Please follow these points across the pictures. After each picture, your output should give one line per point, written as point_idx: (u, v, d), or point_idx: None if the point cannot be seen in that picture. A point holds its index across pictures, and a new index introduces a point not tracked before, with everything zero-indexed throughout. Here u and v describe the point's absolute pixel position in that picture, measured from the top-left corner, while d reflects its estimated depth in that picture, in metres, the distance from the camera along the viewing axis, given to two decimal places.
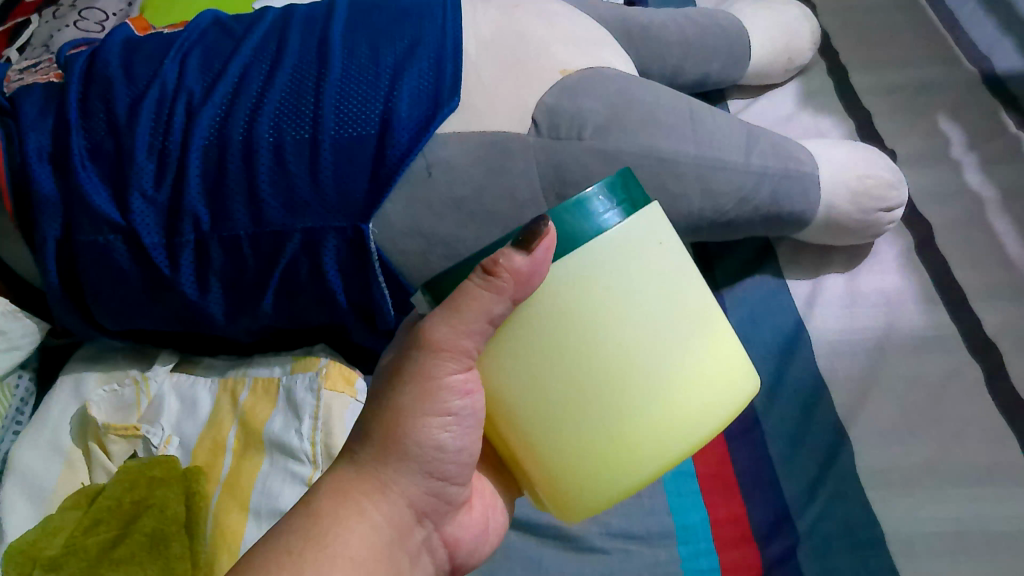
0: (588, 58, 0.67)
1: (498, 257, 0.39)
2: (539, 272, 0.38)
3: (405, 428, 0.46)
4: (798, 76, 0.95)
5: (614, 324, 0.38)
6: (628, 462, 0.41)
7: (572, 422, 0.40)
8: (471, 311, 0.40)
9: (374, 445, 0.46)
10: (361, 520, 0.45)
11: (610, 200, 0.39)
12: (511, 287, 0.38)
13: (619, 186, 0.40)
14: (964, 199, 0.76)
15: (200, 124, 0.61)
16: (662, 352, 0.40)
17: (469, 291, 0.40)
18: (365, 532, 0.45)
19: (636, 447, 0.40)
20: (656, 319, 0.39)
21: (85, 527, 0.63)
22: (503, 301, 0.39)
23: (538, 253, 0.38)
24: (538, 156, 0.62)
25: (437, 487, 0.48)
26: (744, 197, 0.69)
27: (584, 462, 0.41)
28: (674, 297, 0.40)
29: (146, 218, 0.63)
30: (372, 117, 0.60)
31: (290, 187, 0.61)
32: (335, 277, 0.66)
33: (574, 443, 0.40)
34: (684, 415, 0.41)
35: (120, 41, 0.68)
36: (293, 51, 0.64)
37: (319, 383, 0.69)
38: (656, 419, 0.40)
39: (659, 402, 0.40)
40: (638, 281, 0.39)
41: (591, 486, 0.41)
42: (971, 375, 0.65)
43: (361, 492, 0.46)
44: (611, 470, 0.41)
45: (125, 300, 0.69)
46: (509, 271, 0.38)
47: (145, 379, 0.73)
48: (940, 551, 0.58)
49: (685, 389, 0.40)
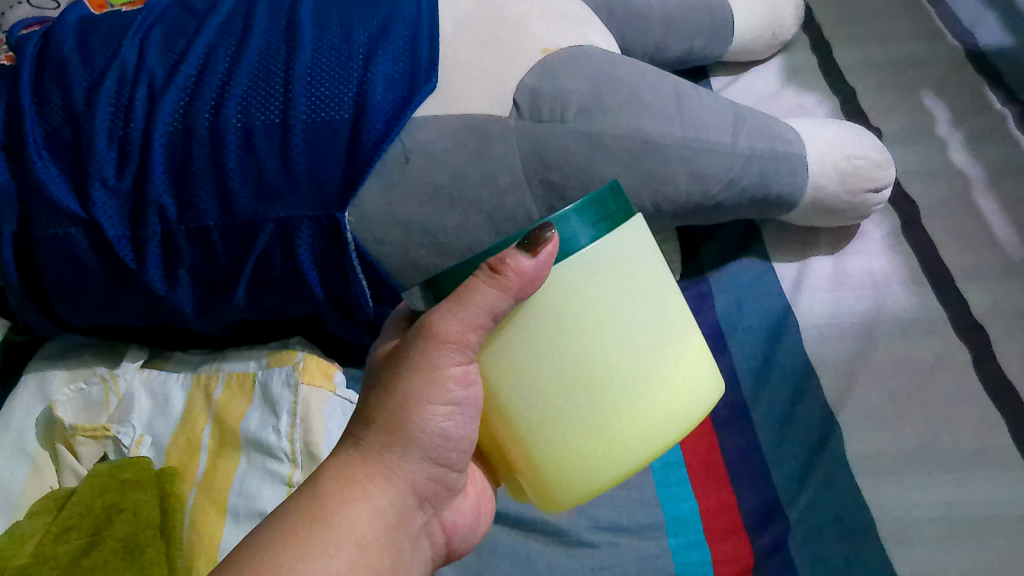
0: (569, 36, 0.65)
1: (503, 256, 0.37)
2: (543, 274, 0.36)
3: (410, 413, 0.44)
4: (782, 52, 0.94)
5: (603, 322, 0.37)
6: (613, 458, 0.39)
7: (561, 415, 0.38)
8: (474, 306, 0.38)
9: (378, 430, 0.44)
10: (365, 500, 0.43)
11: (593, 216, 0.37)
12: (515, 286, 0.36)
13: (604, 200, 0.38)
14: (950, 178, 0.75)
15: (164, 108, 0.58)
16: (648, 351, 0.38)
17: (472, 288, 0.38)
18: (370, 516, 0.42)
19: (623, 441, 0.39)
20: (645, 319, 0.38)
21: (54, 536, 0.59)
22: (507, 300, 0.37)
23: (542, 255, 0.36)
24: (518, 139, 0.59)
25: (438, 475, 0.46)
26: (732, 180, 0.67)
27: (571, 456, 0.39)
28: (659, 301, 0.39)
29: (108, 209, 0.60)
30: (345, 100, 0.58)
31: (260, 175, 0.58)
32: (310, 266, 0.63)
33: (561, 438, 0.39)
34: (670, 407, 0.40)
35: (76, 20, 0.64)
36: (261, 28, 0.61)
37: (296, 378, 0.67)
38: (642, 417, 0.39)
39: (646, 400, 0.39)
40: (626, 285, 0.38)
41: (577, 479, 0.40)
42: (961, 357, 0.64)
43: (367, 475, 0.43)
44: (599, 465, 0.39)
45: (90, 295, 0.66)
46: (515, 269, 0.36)
47: (114, 377, 0.70)
48: (931, 537, 0.57)
49: (670, 387, 0.39)
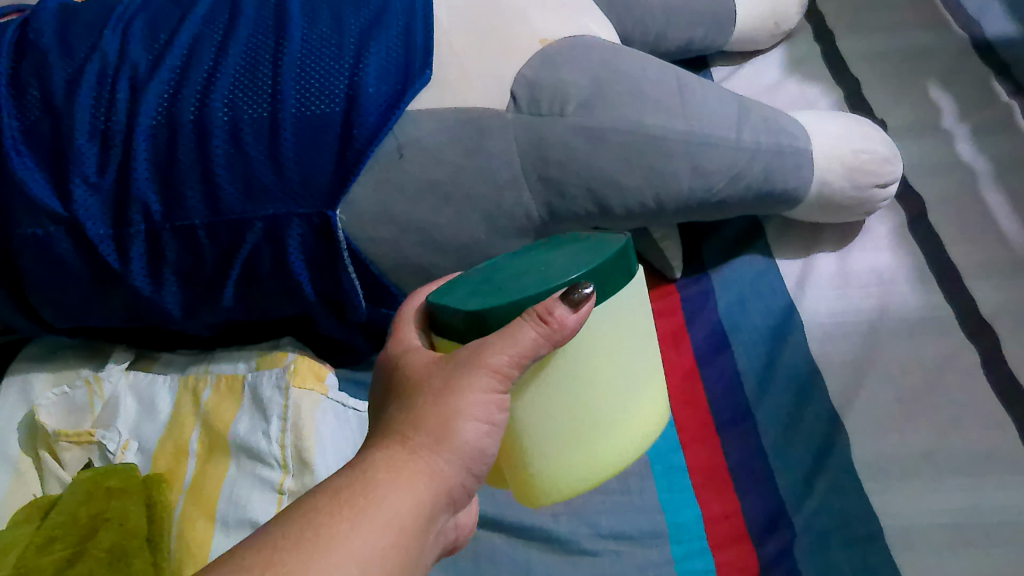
0: (569, 25, 0.63)
1: (550, 306, 0.38)
2: (579, 327, 0.39)
3: (460, 418, 0.39)
4: (784, 41, 0.92)
5: (606, 348, 0.41)
6: (595, 466, 0.43)
7: (561, 426, 0.42)
8: (522, 344, 0.38)
9: (424, 431, 0.39)
10: (411, 497, 0.38)
11: (609, 279, 0.41)
12: (557, 335, 0.38)
13: (619, 262, 0.41)
14: (956, 171, 0.73)
15: (147, 102, 0.56)
16: (633, 376, 0.43)
17: (518, 327, 0.38)
18: (416, 518, 0.37)
19: (606, 452, 0.43)
20: (634, 348, 0.43)
21: (37, 547, 0.57)
22: (547, 346, 0.38)
23: (583, 311, 0.39)
24: (516, 133, 0.57)
25: (473, 485, 0.41)
26: (737, 175, 0.65)
27: (562, 462, 0.42)
28: (645, 334, 0.44)
29: (90, 207, 0.58)
30: (336, 93, 0.56)
31: (248, 171, 0.56)
32: (300, 265, 0.61)
33: (557, 447, 0.42)
34: (643, 423, 0.44)
35: (55, 8, 0.62)
36: (247, 17, 0.58)
37: (286, 380, 0.65)
38: (619, 437, 0.43)
39: (627, 416, 0.43)
40: (626, 319, 0.42)
41: (562, 483, 0.43)
42: (970, 358, 0.63)
43: (414, 474, 0.38)
44: (583, 472, 0.43)
45: (73, 296, 0.64)
46: (558, 321, 0.38)
47: (98, 380, 0.68)
48: (940, 544, 0.55)
49: (644, 406, 0.44)
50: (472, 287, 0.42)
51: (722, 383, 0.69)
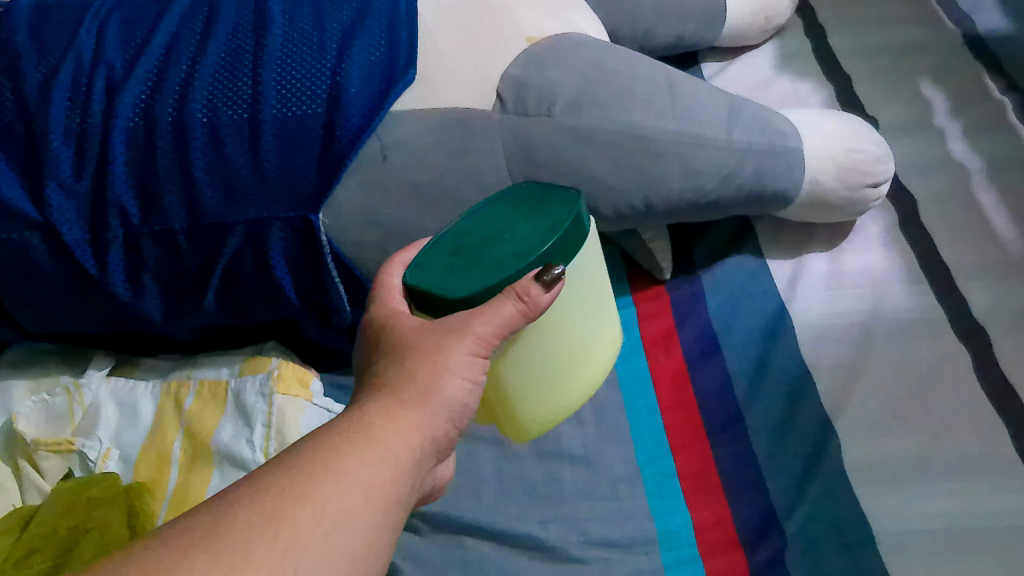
0: (556, 23, 0.62)
1: (525, 286, 0.41)
2: (552, 301, 0.42)
3: (449, 372, 0.40)
4: (775, 36, 0.91)
5: (569, 310, 0.45)
6: (573, 399, 0.49)
7: (542, 381, 0.46)
8: (503, 318, 0.40)
9: (416, 383, 0.40)
10: (405, 440, 0.39)
11: (570, 251, 0.44)
12: (531, 315, 0.41)
13: (574, 232, 0.44)
14: (949, 169, 0.73)
15: (124, 103, 0.54)
16: (593, 320, 0.48)
17: (496, 303, 0.41)
18: (409, 462, 0.39)
19: (580, 387, 0.49)
20: (590, 298, 0.47)
21: (16, 560, 0.56)
22: (524, 322, 0.41)
23: (556, 289, 0.41)
24: (502, 133, 0.56)
25: (458, 433, 0.43)
26: (728, 176, 0.64)
27: (545, 407, 0.48)
28: (596, 282, 0.47)
29: (66, 211, 0.56)
30: (318, 94, 0.54)
31: (228, 172, 0.55)
32: (282, 270, 0.59)
33: (540, 398, 0.47)
34: (605, 352, 0.50)
35: (27, 5, 0.60)
36: (227, 15, 0.57)
37: (270, 387, 0.64)
38: (589, 372, 0.49)
39: (593, 353, 0.49)
40: (581, 278, 0.46)
41: (547, 421, 0.49)
42: (962, 359, 0.62)
43: (409, 419, 0.39)
44: (563, 406, 0.49)
45: (51, 302, 0.62)
46: (533, 301, 0.41)
47: (78, 388, 0.67)
48: (932, 549, 0.55)
49: (604, 340, 0.49)
50: (443, 261, 0.44)
51: (712, 384, 0.69)
